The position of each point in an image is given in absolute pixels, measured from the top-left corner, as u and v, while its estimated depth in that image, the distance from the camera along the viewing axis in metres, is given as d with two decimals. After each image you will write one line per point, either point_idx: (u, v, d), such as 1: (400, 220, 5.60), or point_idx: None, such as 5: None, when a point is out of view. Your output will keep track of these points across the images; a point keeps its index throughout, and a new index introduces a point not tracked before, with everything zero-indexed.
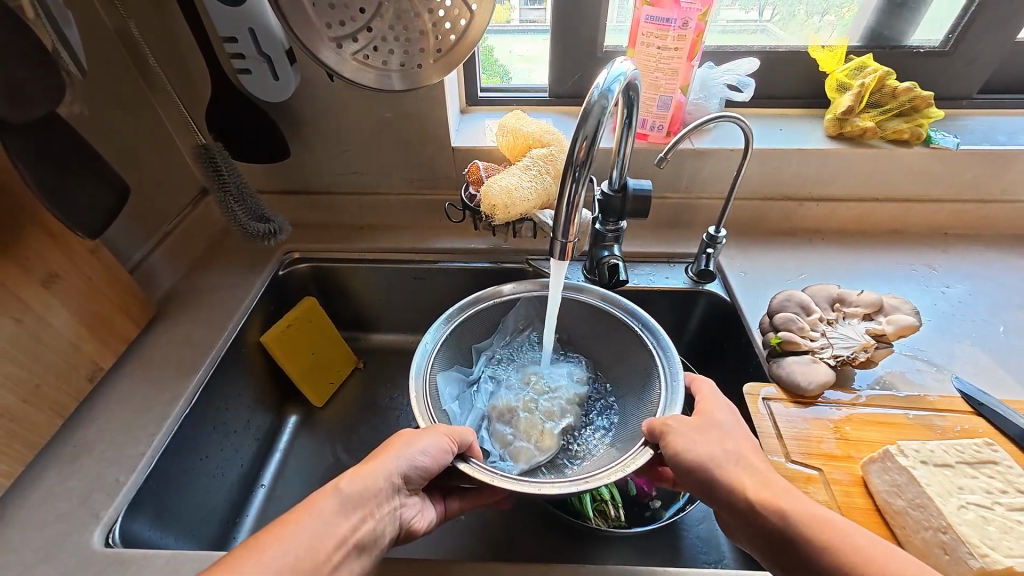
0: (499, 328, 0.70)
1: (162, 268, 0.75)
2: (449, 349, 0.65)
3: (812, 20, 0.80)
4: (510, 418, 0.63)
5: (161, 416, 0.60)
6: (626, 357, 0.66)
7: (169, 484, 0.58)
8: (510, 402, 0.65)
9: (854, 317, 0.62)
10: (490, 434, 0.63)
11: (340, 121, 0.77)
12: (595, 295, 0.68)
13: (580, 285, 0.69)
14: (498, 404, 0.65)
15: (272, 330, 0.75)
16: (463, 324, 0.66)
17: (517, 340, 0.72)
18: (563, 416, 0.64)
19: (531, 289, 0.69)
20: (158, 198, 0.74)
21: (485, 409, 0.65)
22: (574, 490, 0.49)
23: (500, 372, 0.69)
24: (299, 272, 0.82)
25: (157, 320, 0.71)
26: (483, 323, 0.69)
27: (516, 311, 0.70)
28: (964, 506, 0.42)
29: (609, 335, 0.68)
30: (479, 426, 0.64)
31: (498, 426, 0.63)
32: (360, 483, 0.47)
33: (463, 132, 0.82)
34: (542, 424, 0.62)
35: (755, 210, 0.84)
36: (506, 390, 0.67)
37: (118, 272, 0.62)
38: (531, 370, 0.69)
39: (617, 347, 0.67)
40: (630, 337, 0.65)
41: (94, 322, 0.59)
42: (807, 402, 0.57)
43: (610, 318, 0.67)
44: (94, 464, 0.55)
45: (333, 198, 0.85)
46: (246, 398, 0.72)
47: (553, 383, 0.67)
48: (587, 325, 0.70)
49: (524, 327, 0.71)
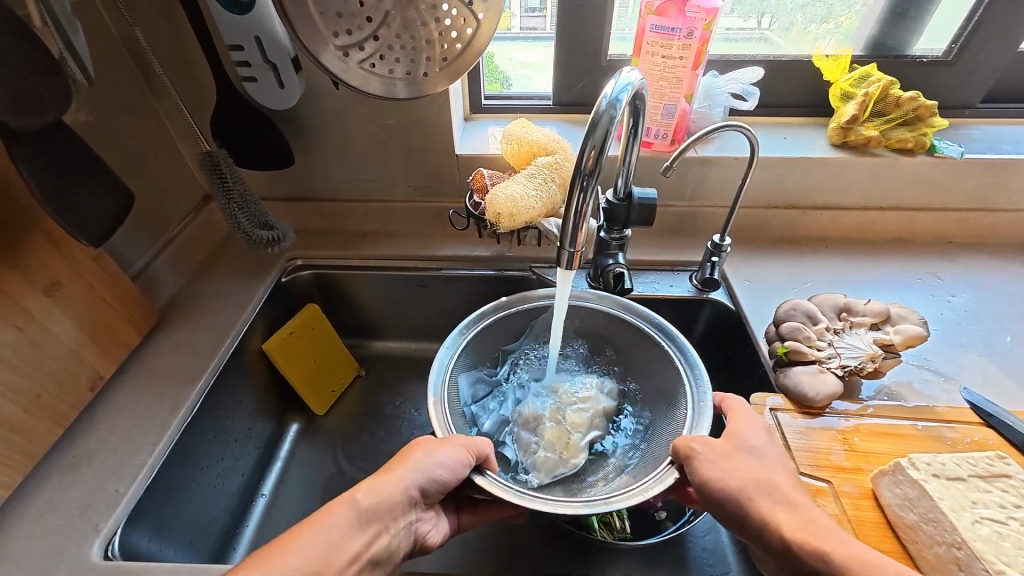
0: (528, 333, 0.70)
1: (165, 275, 0.74)
2: (471, 353, 0.65)
3: (811, 33, 0.81)
4: (536, 426, 0.63)
5: (162, 425, 0.59)
6: (652, 369, 0.65)
7: (169, 494, 0.57)
8: (537, 410, 0.64)
9: (860, 327, 0.61)
10: (514, 441, 0.62)
11: (344, 128, 0.77)
12: (613, 304, 0.68)
13: (583, 293, 0.69)
14: (524, 411, 0.64)
15: (274, 338, 0.74)
16: (488, 329, 0.66)
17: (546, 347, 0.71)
18: (591, 430, 0.63)
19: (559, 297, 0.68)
20: (162, 204, 0.74)
21: (510, 415, 0.65)
22: (589, 511, 0.49)
23: (528, 379, 0.69)
24: (302, 279, 0.81)
25: (159, 328, 0.70)
26: (510, 328, 0.69)
27: (545, 318, 0.69)
28: (978, 521, 0.41)
29: (638, 348, 0.67)
30: (502, 431, 0.63)
31: (523, 434, 0.62)
32: (376, 495, 0.46)
33: (467, 140, 0.82)
34: (568, 435, 0.61)
35: (759, 218, 0.84)
36: (534, 399, 0.66)
37: (120, 278, 0.61)
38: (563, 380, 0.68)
39: (642, 357, 0.67)
40: (656, 352, 0.64)
41: (96, 328, 0.59)
42: (814, 413, 0.57)
43: (636, 330, 0.66)
44: (93, 474, 0.54)
45: (336, 205, 0.85)
46: (246, 407, 0.72)
47: (581, 392, 0.66)
48: (614, 334, 0.69)
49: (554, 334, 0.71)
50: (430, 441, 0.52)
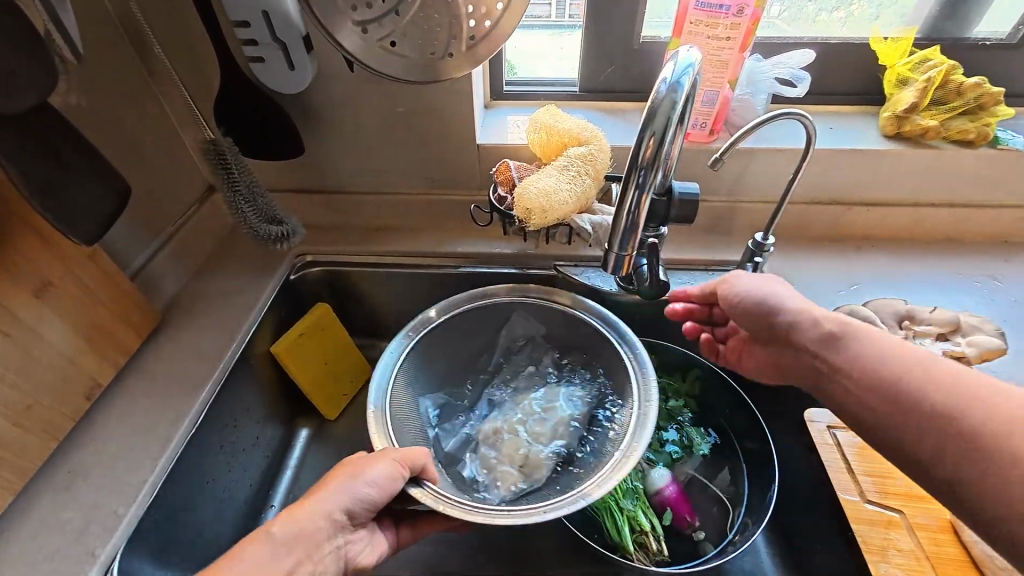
0: (489, 341, 0.67)
1: (166, 272, 0.69)
2: (420, 362, 0.62)
3: (820, 17, 0.74)
4: (496, 441, 0.60)
5: (165, 437, 0.55)
6: (609, 378, 0.61)
7: (172, 512, 0.53)
8: (498, 425, 0.61)
9: (926, 337, 0.55)
10: (477, 458, 0.59)
11: (357, 115, 0.71)
12: (594, 313, 0.63)
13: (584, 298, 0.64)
14: (486, 427, 0.61)
15: (283, 341, 0.70)
16: (446, 332, 0.64)
17: (515, 356, 0.67)
18: (554, 439, 0.59)
19: (519, 297, 0.65)
20: (163, 196, 0.69)
21: (473, 432, 0.62)
22: (523, 523, 0.47)
23: (500, 392, 0.66)
24: (311, 277, 0.76)
25: (161, 329, 0.65)
26: (468, 336, 0.66)
27: (511, 324, 0.67)
28: None
29: (599, 351, 0.62)
30: (463, 448, 0.60)
31: (483, 449, 0.60)
32: (296, 525, 0.43)
33: (489, 128, 0.77)
34: (527, 449, 0.59)
35: (801, 215, 0.78)
36: (499, 416, 0.63)
37: (117, 278, 0.56)
38: (527, 393, 0.65)
39: (603, 364, 0.62)
40: (617, 357, 0.60)
41: (91, 333, 0.54)
42: None
43: (598, 337, 0.62)
44: (90, 491, 0.50)
45: (348, 197, 0.80)
46: (254, 413, 0.67)
47: (545, 403, 0.63)
48: (575, 340, 0.64)
49: (515, 341, 0.67)
50: (360, 459, 0.48)
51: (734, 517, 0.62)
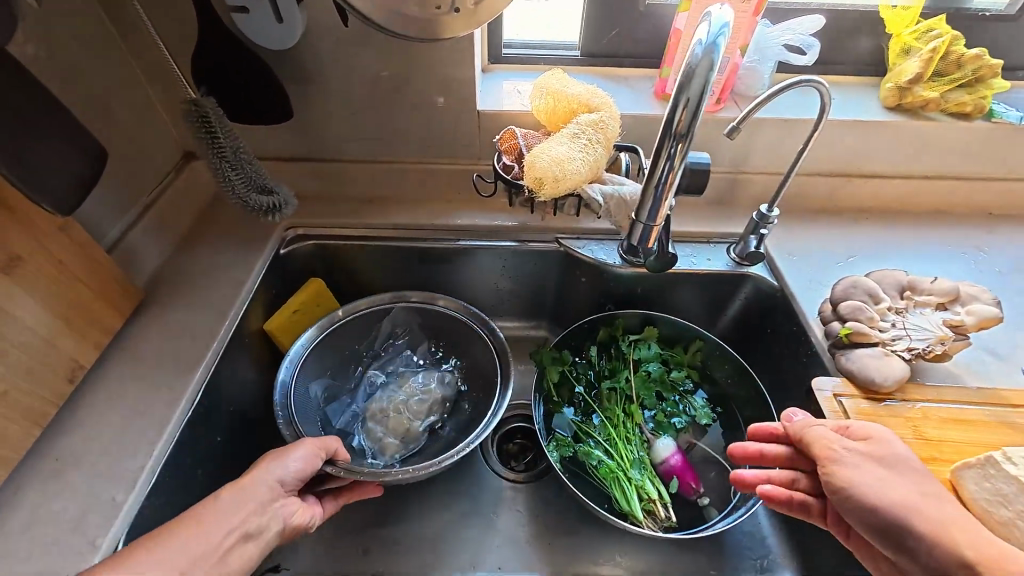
0: (370, 335, 0.73)
1: (146, 246, 0.64)
2: (319, 359, 0.68)
3: None
4: (382, 417, 0.67)
5: (160, 420, 0.52)
6: (479, 360, 0.71)
7: (173, 498, 0.51)
8: (382, 403, 0.68)
9: (926, 307, 0.57)
10: (364, 433, 0.67)
11: (349, 76, 0.66)
12: (453, 304, 0.72)
13: (434, 294, 0.73)
14: (372, 406, 0.68)
15: (278, 319, 0.67)
16: (348, 328, 0.71)
17: (386, 346, 0.74)
18: (431, 413, 0.68)
19: (407, 297, 0.72)
20: (136, 163, 0.64)
21: (360, 410, 0.69)
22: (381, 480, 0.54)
23: (381, 374, 0.72)
24: (303, 251, 0.73)
25: (143, 308, 0.61)
26: (358, 333, 0.72)
27: (393, 316, 0.73)
28: None
29: (469, 342, 0.72)
30: (353, 426, 0.67)
31: (371, 425, 0.67)
32: (240, 491, 0.44)
33: (489, 94, 0.73)
34: (408, 422, 0.67)
35: (801, 186, 0.79)
36: (382, 395, 0.70)
37: (94, 252, 0.52)
38: (408, 374, 0.72)
39: (464, 345, 0.72)
40: (479, 345, 0.70)
41: (70, 312, 0.50)
42: (880, 397, 0.53)
43: (463, 324, 0.71)
44: (81, 481, 0.47)
45: (339, 166, 0.75)
46: (249, 395, 0.64)
47: (423, 383, 0.70)
48: (444, 327, 0.73)
49: (403, 333, 0.74)
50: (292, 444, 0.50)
51: None
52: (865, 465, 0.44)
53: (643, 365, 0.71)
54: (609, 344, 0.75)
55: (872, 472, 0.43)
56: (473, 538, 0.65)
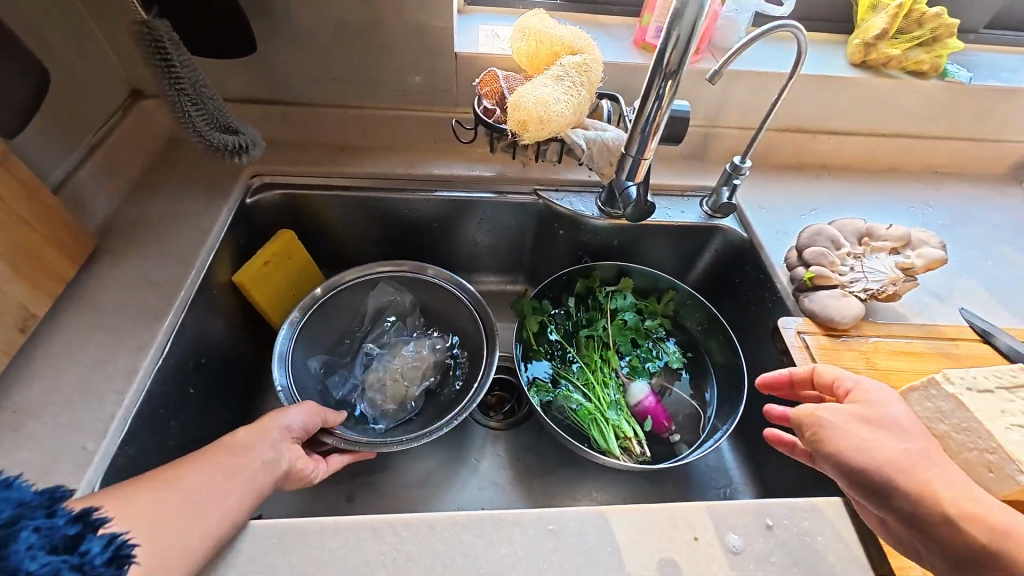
0: (361, 309, 0.74)
1: (94, 190, 0.59)
2: (312, 334, 0.69)
3: None
4: (381, 386, 0.69)
5: (126, 370, 0.49)
6: (463, 329, 0.74)
7: (148, 448, 0.49)
8: (379, 373, 0.70)
9: (881, 251, 0.61)
10: (365, 402, 0.69)
11: (316, 8, 0.62)
12: (442, 277, 0.74)
13: (425, 265, 0.74)
14: (369, 376, 0.70)
15: (246, 269, 0.64)
16: (338, 302, 0.72)
17: (378, 318, 0.75)
18: (425, 377, 0.71)
19: (395, 269, 0.74)
20: (77, 98, 0.57)
21: (359, 380, 0.70)
22: (385, 445, 0.57)
23: (375, 345, 0.74)
24: (270, 200, 0.69)
25: (96, 256, 0.57)
26: (349, 306, 0.73)
27: (382, 288, 0.74)
28: (1010, 428, 0.43)
29: (455, 310, 0.74)
30: (353, 396, 0.69)
31: (371, 394, 0.69)
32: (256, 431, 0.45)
33: (467, 37, 0.70)
34: (405, 389, 0.69)
35: (770, 141, 0.81)
36: (378, 363, 0.71)
37: (36, 189, 0.47)
38: (401, 343, 0.74)
39: (451, 315, 0.75)
40: (463, 311, 0.73)
41: (15, 255, 0.45)
42: (838, 334, 0.58)
43: (450, 296, 0.74)
44: (45, 432, 0.44)
45: (306, 111, 0.71)
46: (221, 347, 0.62)
47: (415, 350, 0.72)
48: (433, 298, 0.75)
49: (393, 305, 0.76)
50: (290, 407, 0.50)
51: (705, 420, 0.69)
52: (852, 428, 0.40)
53: (619, 314, 0.73)
54: (586, 295, 0.76)
55: (858, 431, 0.39)
56: (456, 481, 0.67)
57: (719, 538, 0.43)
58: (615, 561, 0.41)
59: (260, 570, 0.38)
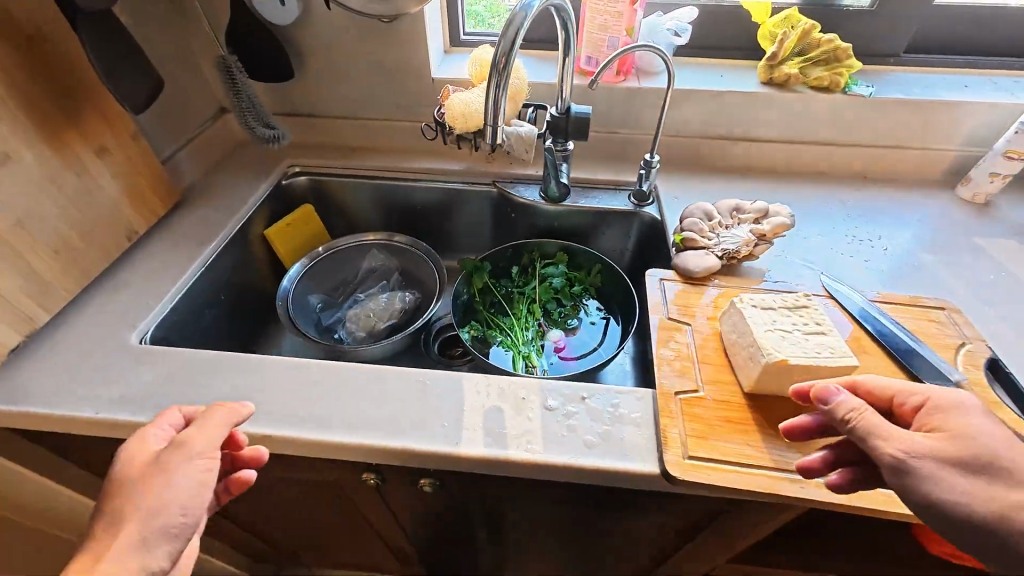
0: (354, 267, 0.98)
1: (186, 166, 0.90)
2: (314, 279, 0.93)
3: None
4: (357, 321, 0.91)
5: (182, 270, 0.75)
6: (428, 287, 0.95)
7: (185, 321, 0.74)
8: (358, 312, 0.92)
9: (745, 222, 0.73)
10: (344, 331, 0.91)
11: (337, 49, 0.90)
12: (415, 246, 0.96)
13: (394, 234, 0.98)
14: (350, 313, 0.92)
15: (273, 225, 0.90)
16: (337, 259, 0.96)
17: (366, 275, 0.99)
18: (391, 319, 0.92)
19: (382, 239, 0.97)
20: (184, 107, 0.89)
21: (343, 316, 0.93)
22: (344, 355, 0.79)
23: (360, 294, 0.96)
24: (298, 182, 0.97)
25: (180, 206, 0.86)
26: (345, 264, 0.97)
27: (371, 253, 0.98)
28: (773, 331, 0.54)
29: (424, 274, 0.96)
30: (336, 326, 0.92)
31: (349, 326, 0.91)
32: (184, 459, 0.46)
33: (444, 68, 0.95)
34: (374, 325, 0.91)
35: (696, 147, 0.96)
36: (359, 306, 0.94)
37: (149, 154, 0.76)
38: (379, 294, 0.95)
39: (421, 278, 0.97)
40: (431, 276, 0.95)
41: (131, 191, 0.74)
42: (696, 283, 0.70)
43: (421, 262, 0.96)
44: (128, 297, 0.71)
45: (330, 121, 0.99)
46: (249, 277, 0.88)
47: (388, 300, 0.94)
48: (409, 263, 0.98)
49: (379, 267, 0.99)
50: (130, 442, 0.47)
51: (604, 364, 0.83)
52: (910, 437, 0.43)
53: (548, 278, 0.90)
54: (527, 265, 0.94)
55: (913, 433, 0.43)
56: None
57: (539, 399, 0.58)
58: (458, 402, 0.57)
59: (231, 377, 0.60)
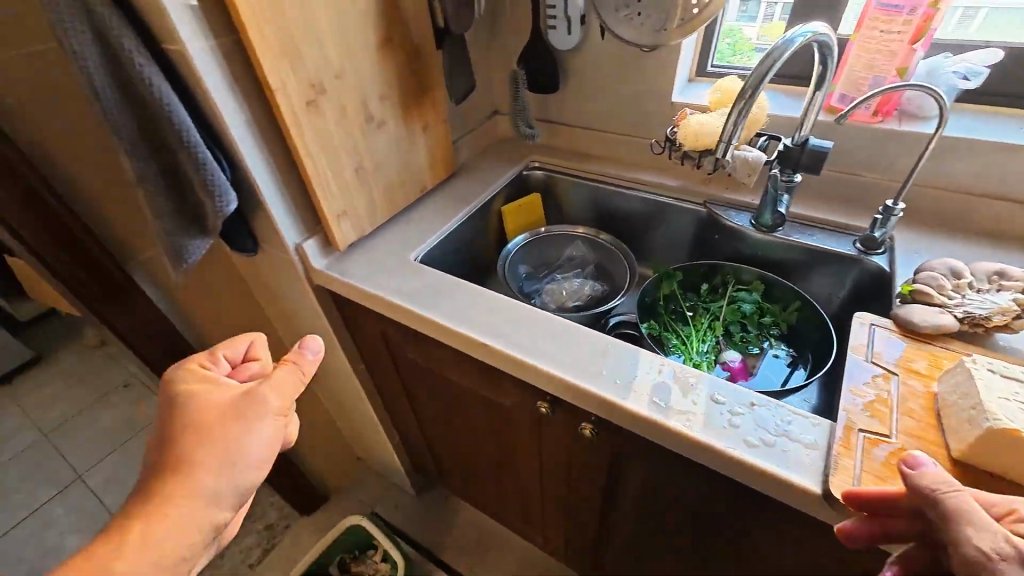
0: (558, 253, 1.14)
1: (463, 149, 1.18)
2: (527, 253, 1.11)
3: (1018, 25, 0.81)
4: (553, 295, 1.08)
5: (447, 219, 1.01)
6: (615, 281, 1.07)
7: (441, 257, 0.99)
8: (556, 289, 1.09)
9: (1009, 290, 0.64)
10: (540, 300, 1.08)
11: (597, 72, 1.08)
12: (614, 244, 1.08)
13: (599, 233, 1.11)
14: (550, 288, 1.09)
15: (509, 205, 1.12)
16: (547, 242, 1.13)
17: (565, 261, 1.14)
18: (580, 300, 1.06)
19: (587, 233, 1.11)
20: (475, 108, 1.19)
21: (542, 289, 1.10)
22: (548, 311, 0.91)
23: (557, 276, 1.13)
24: (535, 175, 1.18)
25: (453, 177, 1.14)
26: (552, 248, 1.14)
27: (575, 244, 1.13)
28: (1008, 400, 0.49)
29: (617, 268, 1.07)
30: (535, 295, 1.09)
31: (547, 297, 1.08)
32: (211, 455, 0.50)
33: (686, 93, 1.04)
34: (565, 301, 1.06)
35: (962, 205, 0.84)
36: (555, 284, 1.10)
37: (447, 135, 1.05)
38: (572, 279, 1.11)
39: (611, 272, 1.09)
40: (623, 273, 1.05)
41: (433, 158, 1.03)
42: (919, 338, 0.64)
43: (615, 258, 1.07)
44: (412, 228, 0.98)
45: (572, 130, 1.19)
46: (483, 240, 1.11)
47: (580, 285, 1.08)
48: (604, 259, 1.10)
49: (578, 257, 1.13)
50: (180, 372, 0.56)
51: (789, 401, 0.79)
52: None
53: (739, 302, 0.91)
54: (720, 286, 0.96)
55: None
56: None
57: (710, 393, 0.62)
58: (634, 369, 0.66)
59: (469, 298, 0.80)
